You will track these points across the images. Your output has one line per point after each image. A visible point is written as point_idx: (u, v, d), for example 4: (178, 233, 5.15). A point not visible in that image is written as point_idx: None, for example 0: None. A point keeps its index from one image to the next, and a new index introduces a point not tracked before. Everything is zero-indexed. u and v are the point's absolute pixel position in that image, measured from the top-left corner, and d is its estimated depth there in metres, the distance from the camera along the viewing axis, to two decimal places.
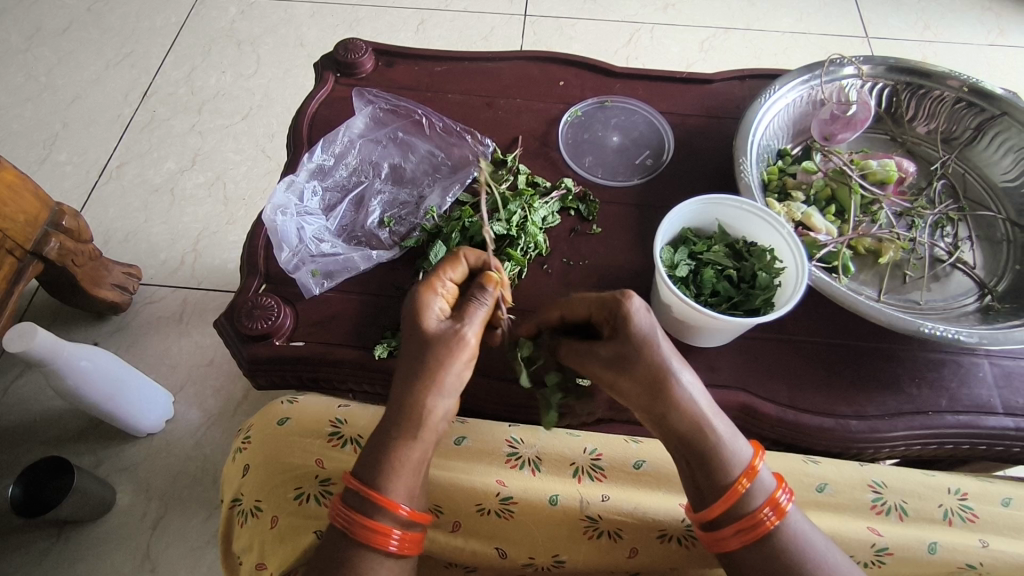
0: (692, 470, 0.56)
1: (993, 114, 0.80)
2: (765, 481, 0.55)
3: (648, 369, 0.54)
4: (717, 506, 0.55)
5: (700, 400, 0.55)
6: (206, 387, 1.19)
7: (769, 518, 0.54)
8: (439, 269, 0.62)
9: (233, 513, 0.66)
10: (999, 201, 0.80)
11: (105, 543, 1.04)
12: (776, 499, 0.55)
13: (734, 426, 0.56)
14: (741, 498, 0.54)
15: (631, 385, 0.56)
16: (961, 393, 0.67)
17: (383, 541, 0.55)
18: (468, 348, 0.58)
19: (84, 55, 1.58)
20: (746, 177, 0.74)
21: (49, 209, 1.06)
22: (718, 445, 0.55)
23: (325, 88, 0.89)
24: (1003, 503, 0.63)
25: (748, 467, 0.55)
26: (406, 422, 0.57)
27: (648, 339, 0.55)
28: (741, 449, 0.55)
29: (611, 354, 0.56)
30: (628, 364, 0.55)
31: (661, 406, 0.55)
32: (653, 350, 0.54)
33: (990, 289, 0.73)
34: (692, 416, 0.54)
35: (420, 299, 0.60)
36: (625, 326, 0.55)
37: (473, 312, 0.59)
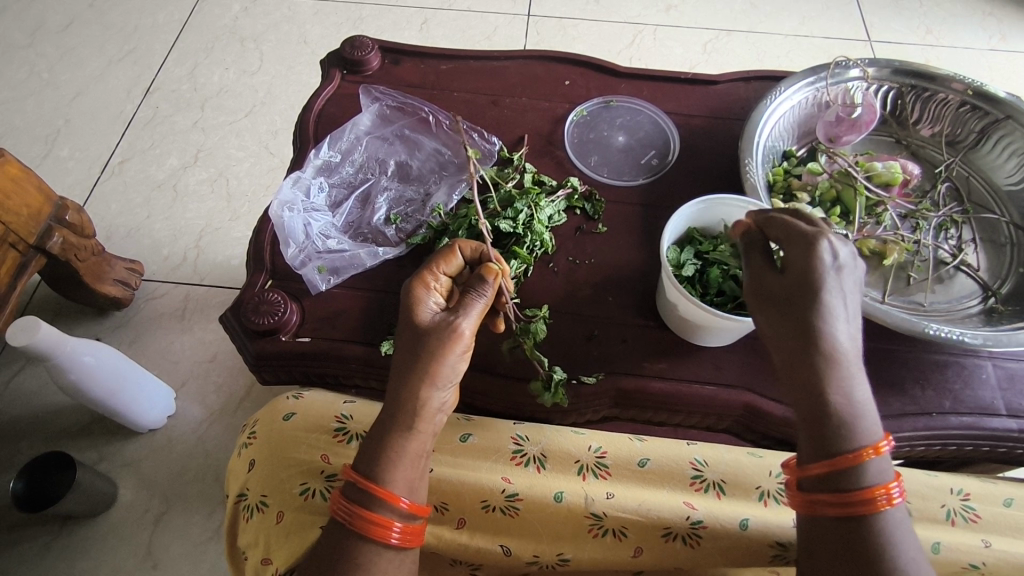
0: (815, 428, 0.54)
1: (997, 117, 0.80)
2: (887, 466, 0.53)
3: (812, 312, 0.54)
4: (822, 467, 0.53)
5: (849, 360, 0.54)
6: (208, 383, 1.19)
7: (880, 500, 0.51)
8: (435, 261, 0.63)
9: (239, 508, 0.67)
10: (1002, 204, 0.80)
11: (106, 538, 1.04)
12: (890, 488, 0.52)
13: (871, 405, 0.55)
14: (859, 470, 0.52)
15: (786, 321, 0.55)
16: (964, 394, 0.68)
17: (383, 533, 0.55)
18: (464, 340, 0.59)
19: (86, 51, 1.58)
20: (751, 176, 0.74)
21: (52, 204, 1.06)
22: (852, 410, 0.53)
23: (332, 85, 0.89)
24: (1005, 504, 0.64)
25: (876, 443, 0.53)
26: (400, 414, 0.58)
27: (829, 283, 0.53)
28: (873, 428, 0.53)
29: (782, 290, 0.55)
30: (795, 303, 0.54)
31: (809, 352, 0.54)
32: (825, 294, 0.53)
33: (993, 292, 0.74)
34: (837, 370, 0.53)
35: (415, 292, 0.61)
36: (811, 264, 0.54)
37: (470, 304, 0.60)
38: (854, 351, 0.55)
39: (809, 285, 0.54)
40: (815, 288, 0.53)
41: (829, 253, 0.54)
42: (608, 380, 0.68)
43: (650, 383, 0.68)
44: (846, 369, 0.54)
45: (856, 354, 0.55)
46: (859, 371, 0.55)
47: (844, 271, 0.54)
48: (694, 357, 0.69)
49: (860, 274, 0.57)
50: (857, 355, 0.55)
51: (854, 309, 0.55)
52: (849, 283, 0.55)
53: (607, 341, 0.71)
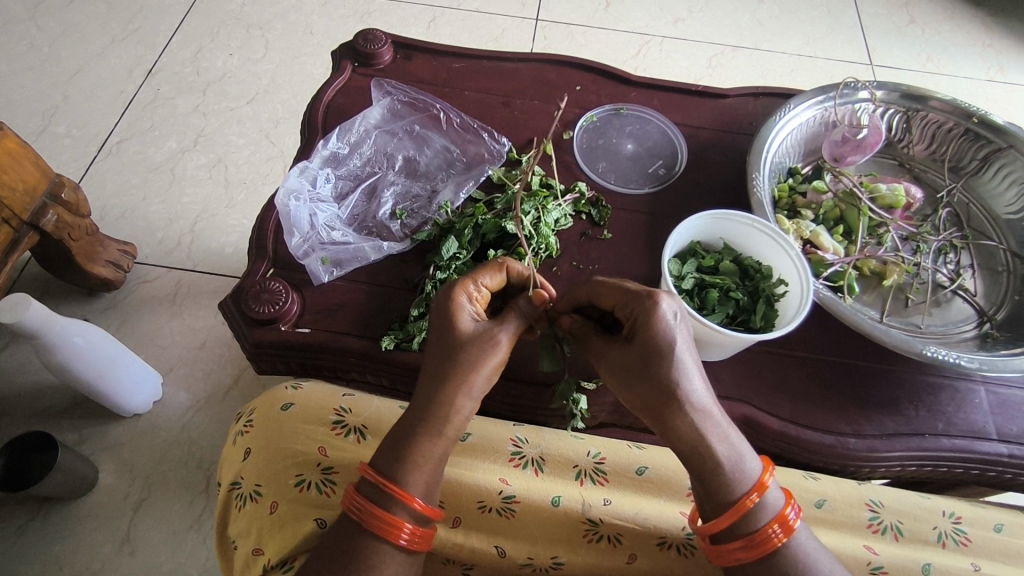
0: (703, 485, 0.56)
1: (999, 146, 0.81)
2: (775, 497, 0.55)
3: (664, 377, 0.54)
4: (722, 523, 0.55)
5: (713, 411, 0.55)
6: (197, 370, 1.17)
7: (775, 535, 0.54)
8: (481, 272, 0.62)
9: (231, 497, 0.66)
10: (1001, 232, 0.81)
11: (84, 523, 1.03)
12: (786, 516, 0.55)
13: (744, 442, 0.56)
14: (750, 515, 0.54)
15: (645, 391, 0.56)
16: (957, 417, 0.69)
17: (393, 533, 0.55)
18: (501, 353, 0.59)
19: (89, 28, 1.56)
20: (758, 191, 0.75)
21: (49, 180, 1.04)
22: (727, 460, 0.55)
23: (343, 77, 0.89)
24: (995, 529, 0.65)
25: (758, 482, 0.55)
26: (429, 423, 0.57)
27: (670, 343, 0.54)
28: (751, 468, 0.55)
29: (628, 359, 0.56)
30: (648, 370, 0.55)
31: (671, 418, 0.55)
32: (670, 356, 0.54)
33: (989, 317, 0.75)
34: (702, 428, 0.54)
35: (455, 301, 0.59)
36: (648, 331, 0.55)
37: (512, 321, 0.60)
38: (713, 400, 0.56)
39: (652, 355, 0.55)
40: (661, 353, 0.54)
41: (669, 313, 0.55)
42: (607, 386, 0.68)
43: None
44: (710, 421, 0.55)
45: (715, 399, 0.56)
46: (723, 417, 0.56)
47: (679, 326, 0.56)
48: None
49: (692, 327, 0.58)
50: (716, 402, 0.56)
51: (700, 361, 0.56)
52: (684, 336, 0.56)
53: None
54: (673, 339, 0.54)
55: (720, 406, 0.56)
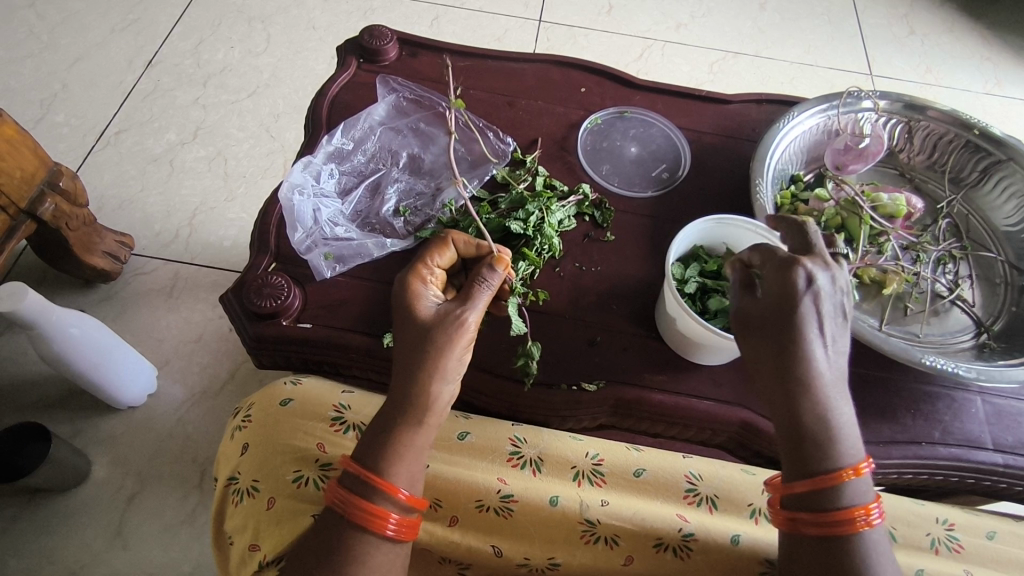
0: (797, 452, 0.55)
1: (999, 158, 0.82)
2: (867, 485, 0.54)
3: (787, 341, 0.54)
4: (802, 486, 0.54)
5: (829, 382, 0.55)
6: (192, 364, 1.17)
7: (860, 520, 0.53)
8: (428, 255, 0.63)
9: (228, 492, 0.66)
10: (999, 243, 0.82)
11: (77, 514, 1.02)
12: (871, 509, 0.53)
13: (854, 425, 0.55)
14: (838, 490, 0.53)
15: (765, 350, 0.56)
16: (953, 426, 0.69)
17: (379, 524, 0.55)
18: (469, 329, 0.59)
19: (88, 17, 1.55)
20: (762, 197, 0.75)
21: (47, 169, 1.03)
22: (830, 432, 0.54)
23: (348, 73, 0.89)
24: (988, 536, 0.65)
25: (855, 463, 0.54)
26: (412, 408, 0.57)
27: (804, 310, 0.54)
28: (854, 450, 0.54)
29: (759, 313, 0.56)
30: (776, 328, 0.55)
31: (781, 377, 0.55)
32: (802, 320, 0.54)
33: (986, 328, 0.76)
34: (816, 397, 0.54)
35: (412, 287, 0.60)
36: (784, 291, 0.54)
37: (476, 296, 0.59)
38: (833, 376, 0.55)
39: (782, 314, 0.54)
40: (790, 317, 0.54)
41: (804, 278, 0.54)
42: (609, 387, 0.68)
43: (651, 394, 0.68)
44: (826, 393, 0.54)
45: (839, 377, 0.55)
46: (838, 395, 0.55)
47: (824, 296, 0.54)
48: (692, 373, 0.70)
49: (844, 300, 0.56)
50: (838, 380, 0.55)
51: (837, 331, 0.55)
52: (828, 310, 0.55)
53: (608, 349, 0.71)
54: (808, 309, 0.53)
55: (842, 384, 0.55)
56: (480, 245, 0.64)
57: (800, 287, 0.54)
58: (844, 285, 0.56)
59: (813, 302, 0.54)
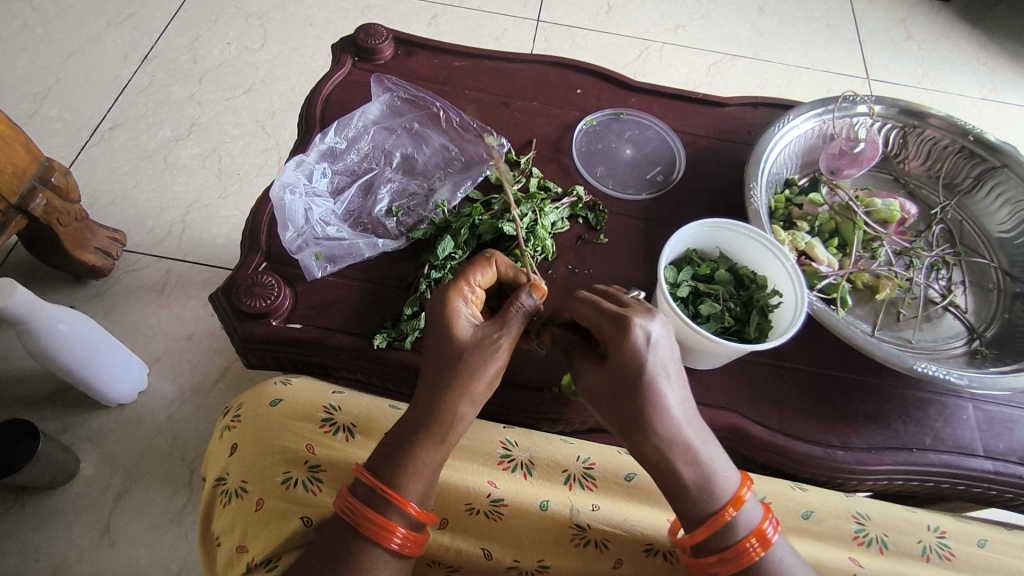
0: (680, 500, 0.56)
1: (994, 165, 0.82)
2: (752, 511, 0.55)
3: (639, 400, 0.54)
4: (699, 534, 0.55)
5: (687, 428, 0.55)
6: (183, 361, 1.16)
7: (753, 549, 0.54)
8: (472, 270, 0.61)
9: (216, 492, 0.66)
10: (993, 249, 0.82)
11: (64, 512, 1.01)
12: (764, 531, 0.55)
13: (723, 454, 0.56)
14: (727, 527, 0.54)
15: (620, 413, 0.55)
16: (945, 432, 0.69)
17: (386, 537, 0.55)
18: (503, 355, 0.58)
19: (84, 11, 1.54)
20: (755, 201, 0.75)
21: (38, 164, 1.02)
22: (704, 474, 0.55)
23: (342, 71, 0.88)
24: (978, 544, 0.65)
25: (735, 495, 0.55)
26: (434, 427, 0.56)
27: (647, 368, 0.54)
28: (729, 480, 0.55)
29: (603, 381, 0.56)
30: (626, 393, 0.55)
31: (638, 441, 0.55)
32: (647, 381, 0.54)
33: (979, 334, 0.76)
34: (680, 446, 0.54)
35: (452, 303, 0.59)
36: (623, 354, 0.54)
37: (514, 323, 0.59)
38: (689, 417, 0.55)
39: (629, 376, 0.54)
40: (636, 376, 0.54)
41: (640, 332, 0.54)
42: None
43: None
44: (687, 440, 0.54)
45: (693, 416, 0.56)
46: (697, 434, 0.55)
47: (659, 349, 0.55)
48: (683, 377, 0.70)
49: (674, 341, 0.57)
50: (694, 418, 0.56)
51: (678, 374, 0.56)
52: (667, 355, 0.55)
53: None
54: (651, 362, 0.54)
55: (698, 422, 0.56)
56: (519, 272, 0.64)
57: (640, 343, 0.54)
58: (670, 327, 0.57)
59: (653, 358, 0.54)
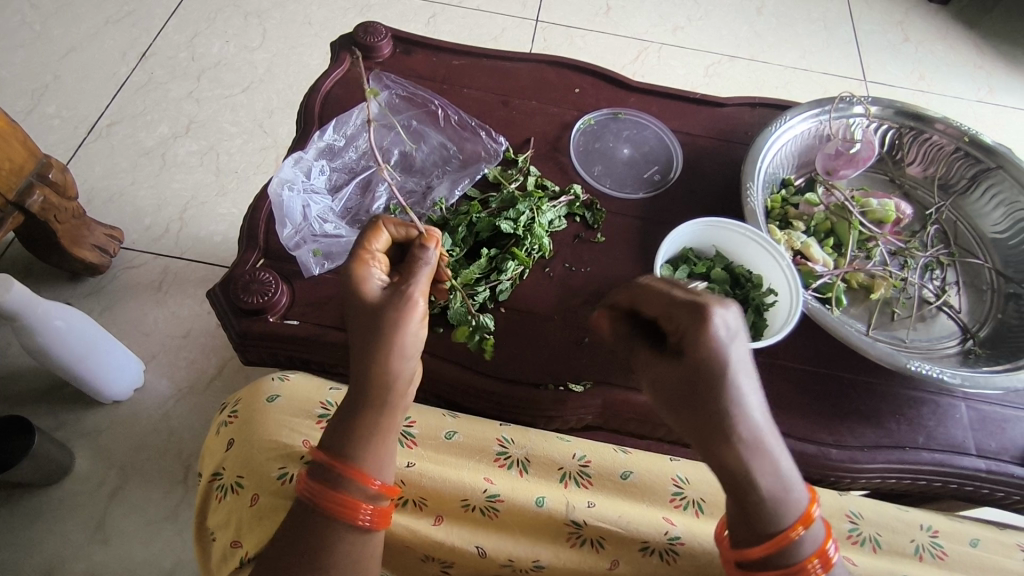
0: (744, 512, 0.52)
1: (989, 166, 0.82)
2: (818, 530, 0.52)
3: (718, 400, 0.51)
4: (757, 551, 0.52)
5: (767, 434, 0.52)
6: (180, 359, 1.16)
7: (815, 570, 0.51)
8: (365, 239, 0.61)
9: (212, 487, 0.66)
10: (987, 250, 0.83)
11: (60, 509, 1.01)
12: (826, 550, 0.52)
13: (796, 469, 0.53)
14: (793, 545, 0.51)
15: (698, 413, 0.52)
16: (938, 431, 0.70)
17: (351, 513, 0.55)
18: (420, 303, 0.58)
19: (83, 8, 1.53)
20: (752, 201, 0.75)
21: (36, 160, 1.02)
22: (778, 487, 0.51)
23: (341, 69, 0.88)
24: (970, 543, 0.65)
25: (804, 512, 0.52)
26: (374, 389, 0.57)
27: (727, 368, 0.51)
28: (800, 495, 0.52)
29: (679, 376, 0.53)
30: (703, 393, 0.51)
31: (716, 444, 0.51)
32: (726, 383, 0.51)
33: (972, 334, 0.76)
34: (756, 455, 0.51)
35: (356, 272, 0.59)
36: (701, 352, 0.51)
37: (418, 272, 0.59)
38: (768, 423, 0.52)
39: (706, 373, 0.51)
40: (716, 372, 0.51)
41: (722, 327, 0.51)
42: (595, 389, 0.68)
43: (638, 396, 0.68)
44: (764, 449, 0.51)
45: (770, 423, 0.53)
46: (775, 443, 0.52)
47: (740, 346, 0.51)
48: None
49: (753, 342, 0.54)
50: (772, 425, 0.53)
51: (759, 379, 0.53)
52: (746, 355, 0.52)
53: (596, 351, 0.71)
54: (728, 361, 0.51)
55: (776, 431, 0.53)
56: (410, 227, 0.63)
57: (718, 338, 0.51)
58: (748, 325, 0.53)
59: (733, 356, 0.51)
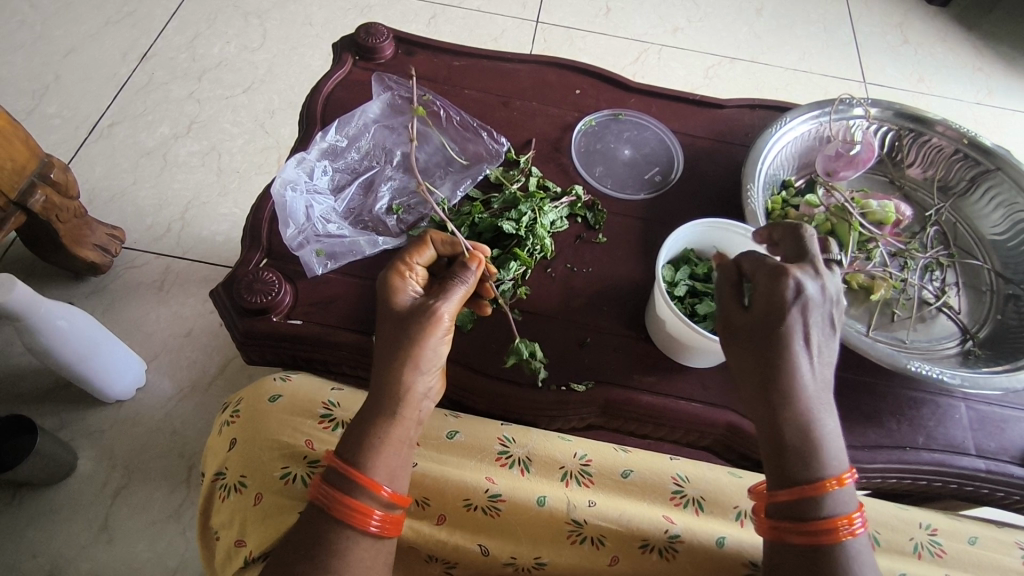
0: (779, 458, 0.54)
1: (988, 168, 0.83)
2: (850, 496, 0.53)
3: (773, 348, 0.53)
4: (784, 496, 0.53)
5: (815, 392, 0.54)
6: (182, 358, 1.16)
7: (842, 530, 0.51)
8: (408, 253, 0.64)
9: (215, 487, 0.66)
10: (986, 251, 0.83)
11: (61, 508, 1.01)
12: (853, 518, 0.52)
13: (839, 437, 0.55)
14: (825, 498, 0.52)
15: (753, 356, 0.55)
16: (937, 431, 0.70)
17: (362, 520, 0.55)
18: (446, 320, 0.60)
19: (84, 9, 1.54)
20: (752, 202, 0.75)
21: (38, 160, 1.02)
22: (815, 444, 0.53)
23: (343, 70, 0.89)
24: (969, 541, 0.66)
25: (839, 474, 0.53)
26: (386, 402, 0.58)
27: (793, 320, 0.53)
28: (839, 459, 0.53)
29: (746, 322, 0.56)
30: (764, 340, 0.54)
31: (763, 386, 0.54)
32: (789, 333, 0.53)
33: (971, 335, 0.77)
34: (799, 406, 0.53)
35: (391, 282, 0.62)
36: (773, 300, 0.54)
37: (450, 290, 0.60)
38: (820, 385, 0.54)
39: (771, 323, 0.54)
40: (780, 323, 0.53)
41: (793, 286, 0.53)
42: (597, 389, 0.69)
43: (639, 395, 0.69)
44: (809, 404, 0.53)
45: (823, 386, 0.55)
46: (824, 403, 0.54)
47: (812, 307, 0.54)
48: (681, 376, 0.70)
49: (834, 309, 0.55)
50: (824, 388, 0.55)
51: (823, 343, 0.55)
52: (817, 316, 0.54)
53: (598, 351, 0.71)
54: (796, 316, 0.53)
55: (827, 395, 0.55)
56: (456, 245, 0.66)
57: (788, 295, 0.53)
58: (833, 293, 0.55)
59: (801, 313, 0.53)
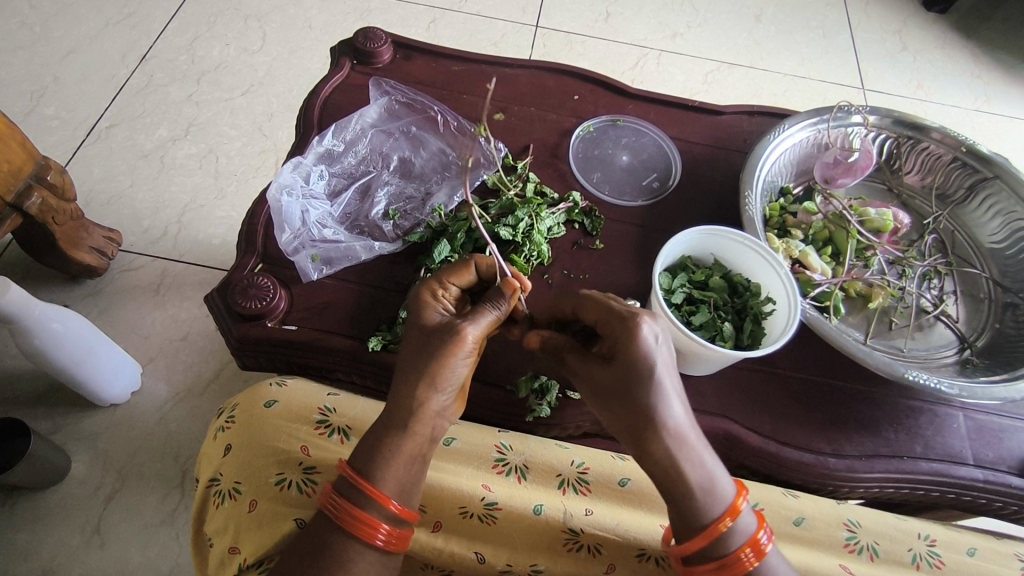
0: (676, 507, 0.56)
1: (986, 176, 0.83)
2: (747, 521, 0.56)
3: (644, 401, 0.55)
4: (694, 543, 0.55)
5: (690, 433, 0.56)
6: (177, 362, 1.16)
7: (748, 558, 0.54)
8: (447, 274, 0.63)
9: (210, 493, 0.65)
10: (984, 260, 0.83)
11: (54, 513, 1.00)
12: (758, 540, 0.55)
13: (722, 464, 0.57)
14: (723, 535, 0.55)
15: (624, 412, 0.56)
16: (935, 441, 0.70)
17: (369, 533, 0.55)
18: (472, 346, 0.59)
19: (83, 10, 1.54)
20: (750, 209, 0.75)
21: (36, 162, 1.02)
22: (705, 483, 0.55)
23: (340, 74, 0.88)
24: (968, 552, 0.65)
25: (731, 505, 0.55)
26: (400, 414, 0.57)
27: (654, 370, 0.55)
28: (727, 489, 0.56)
29: (609, 378, 0.57)
30: (626, 395, 0.56)
31: (643, 441, 0.55)
32: (652, 382, 0.55)
33: (969, 344, 0.76)
34: (682, 452, 0.55)
35: (422, 297, 0.61)
36: (631, 354, 0.56)
37: (481, 315, 0.60)
38: (693, 424, 0.56)
39: (632, 378, 0.55)
40: (642, 375, 0.55)
41: (650, 336, 0.56)
42: None
43: None
44: (690, 447, 0.55)
45: (694, 424, 0.56)
46: (700, 440, 0.56)
47: (663, 353, 0.56)
48: None
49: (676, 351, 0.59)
50: (697, 425, 0.57)
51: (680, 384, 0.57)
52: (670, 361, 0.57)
53: None
54: (655, 367, 0.55)
55: (700, 431, 0.57)
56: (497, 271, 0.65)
57: (649, 347, 0.55)
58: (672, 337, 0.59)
59: (662, 360, 0.56)
